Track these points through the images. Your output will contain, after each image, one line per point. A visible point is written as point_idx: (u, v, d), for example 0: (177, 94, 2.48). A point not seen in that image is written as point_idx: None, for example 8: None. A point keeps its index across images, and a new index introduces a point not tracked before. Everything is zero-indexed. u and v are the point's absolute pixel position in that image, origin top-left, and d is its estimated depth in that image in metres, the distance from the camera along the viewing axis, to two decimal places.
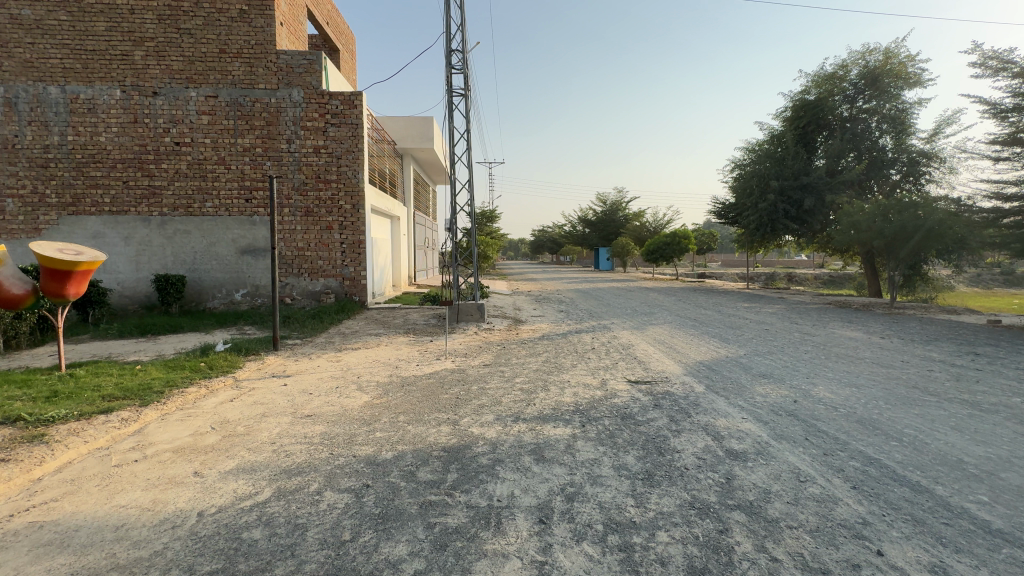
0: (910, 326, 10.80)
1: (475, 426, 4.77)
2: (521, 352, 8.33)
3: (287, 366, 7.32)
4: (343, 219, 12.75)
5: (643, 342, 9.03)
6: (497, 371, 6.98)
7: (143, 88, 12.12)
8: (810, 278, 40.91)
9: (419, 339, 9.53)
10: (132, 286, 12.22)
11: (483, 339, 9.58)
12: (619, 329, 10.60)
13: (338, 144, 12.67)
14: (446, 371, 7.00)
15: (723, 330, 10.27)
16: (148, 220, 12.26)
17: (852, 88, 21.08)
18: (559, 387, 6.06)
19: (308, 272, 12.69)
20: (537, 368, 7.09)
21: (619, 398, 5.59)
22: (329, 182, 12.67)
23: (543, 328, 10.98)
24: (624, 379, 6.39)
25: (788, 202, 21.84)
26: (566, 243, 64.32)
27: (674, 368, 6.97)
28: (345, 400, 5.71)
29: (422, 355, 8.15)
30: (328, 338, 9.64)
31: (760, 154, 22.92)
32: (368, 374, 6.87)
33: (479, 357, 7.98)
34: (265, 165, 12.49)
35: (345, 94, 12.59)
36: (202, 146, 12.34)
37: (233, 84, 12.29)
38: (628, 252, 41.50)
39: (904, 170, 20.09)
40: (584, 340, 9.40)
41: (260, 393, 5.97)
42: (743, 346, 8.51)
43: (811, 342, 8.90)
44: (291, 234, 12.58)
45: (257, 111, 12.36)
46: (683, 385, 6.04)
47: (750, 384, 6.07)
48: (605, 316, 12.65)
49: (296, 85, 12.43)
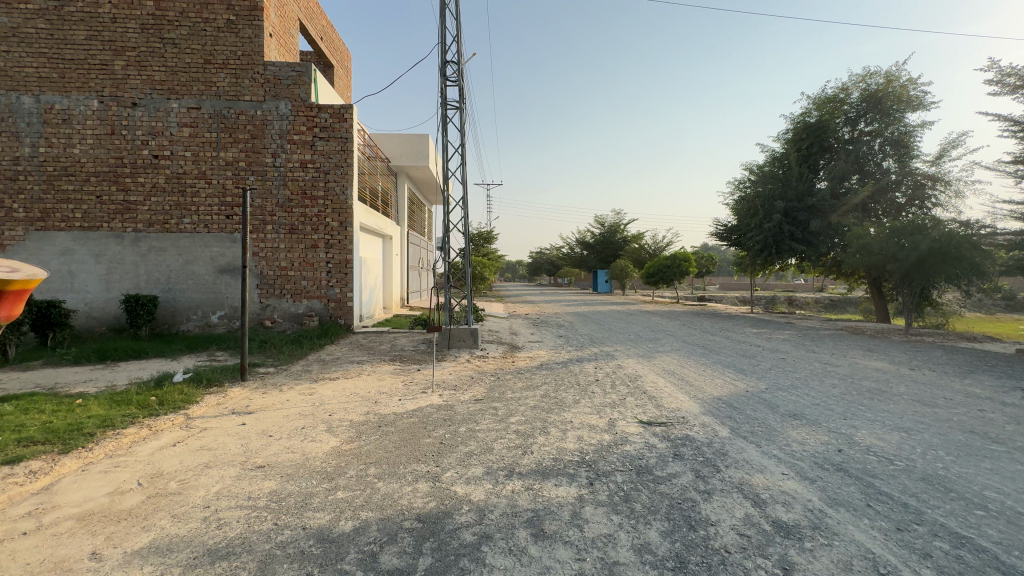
0: (936, 356, 10.01)
1: (459, 483, 3.92)
2: (517, 384, 7.50)
3: (251, 401, 6.47)
4: (329, 238, 12.04)
5: (651, 373, 8.20)
6: (489, 407, 6.14)
7: (122, 99, 11.55)
8: (812, 302, 40.31)
9: (405, 368, 8.68)
10: (100, 307, 11.38)
11: (475, 368, 8.74)
12: (623, 358, 9.77)
13: (326, 158, 12.04)
14: (431, 408, 6.14)
15: (736, 359, 9.46)
16: (121, 236, 11.52)
17: (853, 111, 20.79)
18: (560, 430, 5.22)
19: (290, 293, 11.90)
20: (535, 405, 6.24)
21: (630, 445, 4.76)
22: (315, 198, 11.99)
23: (541, 356, 10.14)
24: (635, 420, 5.55)
25: (792, 224, 21.33)
26: (564, 265, 63.79)
27: (690, 406, 6.15)
28: (309, 445, 4.86)
29: (407, 388, 7.31)
30: (305, 365, 8.78)
31: (763, 175, 22.49)
32: (342, 411, 6.03)
33: (470, 390, 7.13)
34: (248, 180, 11.81)
35: (335, 107, 12.04)
36: (181, 159, 11.70)
37: (217, 96, 11.73)
38: (627, 275, 40.91)
39: (910, 194, 19.73)
40: (587, 370, 8.57)
41: (209, 435, 5.11)
42: (763, 378, 7.69)
43: (836, 374, 8.07)
44: (274, 253, 11.84)
45: (241, 124, 11.78)
46: (703, 429, 5.22)
47: (782, 428, 5.24)
48: (607, 342, 11.83)
49: (283, 97, 11.88)
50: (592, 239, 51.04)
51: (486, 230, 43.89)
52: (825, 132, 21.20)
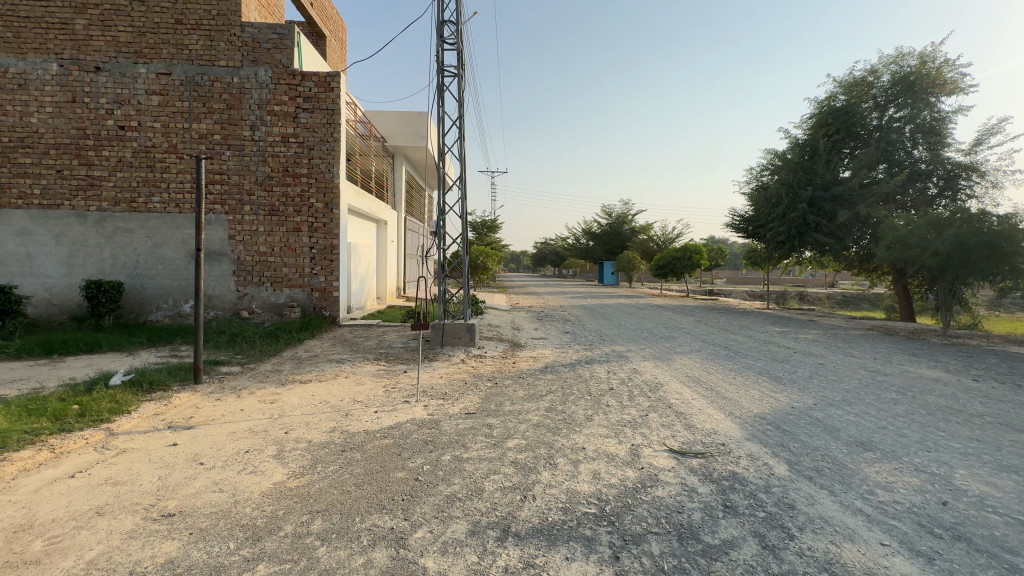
0: (994, 364, 8.80)
1: (431, 551, 2.81)
2: (516, 393, 6.34)
3: (197, 411, 5.37)
4: (313, 221, 10.90)
5: (673, 381, 7.03)
6: (482, 425, 5.02)
7: (84, 63, 10.37)
8: (825, 297, 38.96)
9: (389, 369, 7.54)
10: (61, 293, 10.33)
11: (470, 371, 7.63)
12: (638, 360, 8.61)
13: (310, 133, 10.87)
14: (411, 425, 5.02)
15: (766, 364, 8.32)
16: (83, 216, 10.42)
17: (883, 95, 19.30)
18: (570, 462, 4.08)
19: (270, 281, 10.81)
20: (539, 423, 5.11)
21: (664, 489, 3.62)
22: (298, 176, 10.84)
23: (546, 356, 8.99)
24: (665, 449, 4.41)
25: (817, 214, 19.96)
26: (569, 255, 62.36)
27: (730, 428, 4.98)
28: (247, 479, 3.75)
29: (387, 396, 6.20)
30: (276, 365, 7.68)
31: (786, 162, 21.04)
32: (302, 427, 4.94)
33: (460, 400, 6.00)
34: (224, 155, 10.64)
35: (321, 74, 10.83)
36: (150, 130, 10.56)
37: (190, 60, 10.55)
38: (635, 266, 39.54)
39: (942, 185, 18.50)
40: (599, 375, 7.41)
41: (123, 462, 4.02)
42: (807, 391, 6.53)
43: (891, 386, 6.90)
44: (252, 236, 10.72)
45: (216, 92, 10.59)
46: (753, 465, 4.07)
47: (854, 464, 4.08)
48: (618, 341, 10.67)
49: (262, 63, 10.67)
50: (599, 230, 49.57)
51: (490, 219, 42.48)
52: (853, 117, 19.70)
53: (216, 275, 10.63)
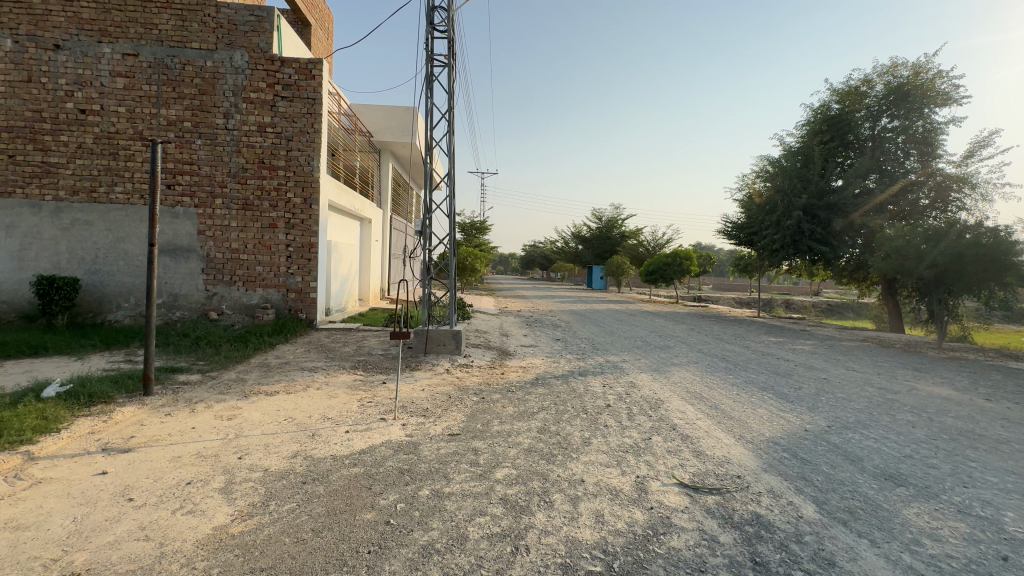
0: (1001, 381, 8.47)
1: None
2: (506, 411, 5.76)
3: (140, 429, 4.70)
4: (290, 216, 10.20)
5: (675, 397, 6.52)
6: (467, 451, 4.43)
7: (41, 39, 9.56)
8: (811, 305, 39.16)
9: (366, 380, 6.91)
10: (10, 289, 9.48)
11: (455, 383, 7.04)
12: (635, 373, 8.10)
13: (289, 122, 10.17)
14: (386, 449, 4.41)
15: (769, 379, 7.87)
16: (37, 206, 9.59)
17: (876, 105, 19.18)
18: (569, 500, 3.52)
19: (242, 281, 10.09)
20: (532, 448, 4.54)
21: (680, 538, 3.07)
22: (275, 169, 10.14)
23: (536, 366, 8.44)
24: (675, 482, 3.88)
25: (811, 222, 19.75)
26: (558, 259, 61.98)
27: (744, 456, 4.47)
28: (181, 522, 3.11)
29: (361, 411, 5.57)
30: (241, 373, 6.99)
31: (781, 169, 20.79)
32: (259, 451, 4.30)
33: (444, 418, 5.40)
34: (194, 144, 9.90)
35: (301, 60, 10.14)
36: (114, 115, 9.78)
37: (159, 41, 9.81)
38: (624, 271, 39.24)
39: (933, 196, 18.45)
40: (594, 389, 6.88)
41: (34, 497, 3.35)
42: (818, 411, 6.07)
43: (904, 406, 6.49)
44: (224, 232, 9.99)
45: (187, 76, 9.86)
46: (777, 505, 3.55)
47: (889, 505, 3.59)
48: (612, 350, 10.17)
49: (239, 46, 9.97)
50: (589, 234, 49.30)
51: (480, 221, 41.84)
52: (847, 126, 19.50)
53: (183, 272, 9.88)
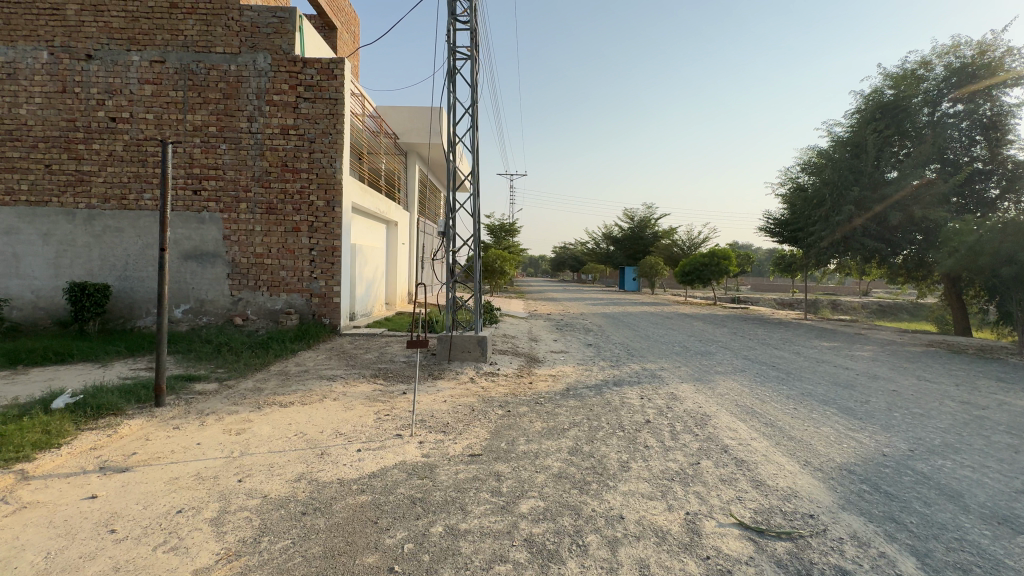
0: None
1: None
2: (533, 427, 5.23)
3: (143, 445, 4.42)
4: (314, 220, 10.00)
5: (722, 412, 5.83)
6: (489, 476, 3.94)
7: (75, 50, 9.72)
8: (859, 306, 36.96)
9: (385, 390, 6.52)
10: (47, 296, 9.65)
11: (479, 394, 6.56)
12: (675, 383, 7.41)
13: (311, 124, 9.98)
14: (399, 473, 3.96)
15: (829, 392, 7.03)
16: (72, 213, 9.73)
17: (936, 88, 17.59)
18: (605, 544, 2.97)
19: (266, 285, 9.96)
20: (562, 474, 3.99)
21: None
22: (298, 171, 9.97)
23: (567, 375, 7.88)
24: (734, 523, 3.25)
25: (863, 216, 18.34)
26: (588, 260, 60.88)
27: (814, 489, 3.79)
28: (159, 562, 2.72)
29: (377, 426, 5.16)
30: (259, 382, 6.73)
31: (829, 160, 19.38)
32: (261, 473, 3.92)
33: (464, 435, 4.91)
34: (219, 148, 9.84)
35: (323, 61, 9.95)
36: (143, 122, 9.84)
37: (185, 46, 9.81)
38: (658, 272, 37.91)
39: (1004, 185, 16.79)
40: (631, 402, 6.26)
41: (12, 526, 3.05)
42: (894, 431, 5.26)
43: (998, 425, 5.57)
44: (248, 237, 9.90)
45: (212, 80, 9.82)
46: (866, 558, 2.87)
47: (1013, 561, 2.85)
48: (648, 357, 9.47)
49: (261, 49, 9.87)
50: (620, 234, 48.13)
51: (508, 222, 41.36)
52: (904, 112, 18.00)
53: (209, 278, 9.84)
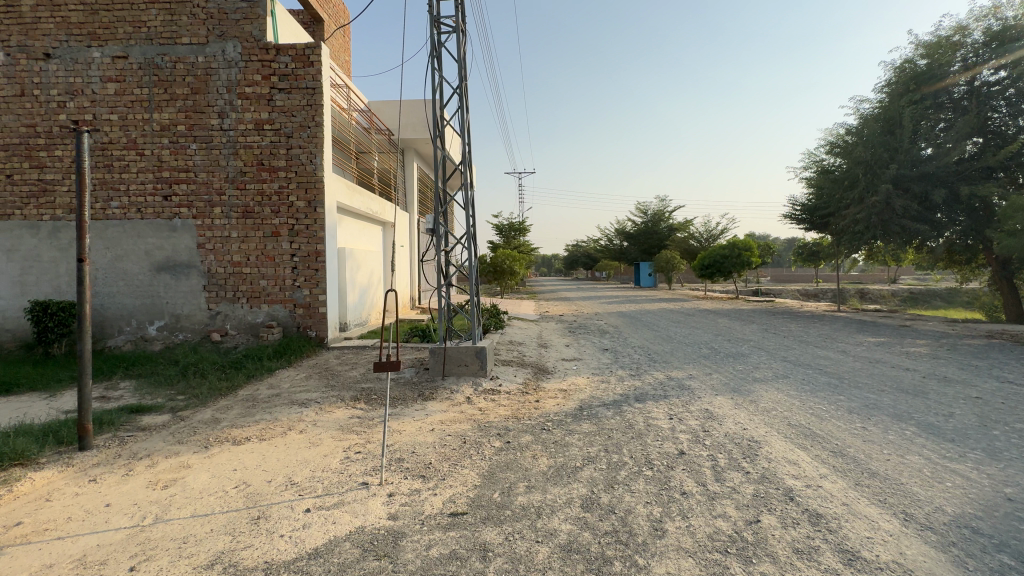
0: None
1: None
2: (537, 466, 4.13)
3: (36, 511, 3.46)
4: (294, 222, 9.08)
5: (774, 436, 4.68)
6: (471, 552, 2.87)
7: (32, 49, 8.95)
8: (889, 294, 34.99)
9: (364, 418, 5.51)
10: (12, 318, 8.87)
11: (475, 419, 5.50)
12: (709, 396, 6.24)
13: (288, 117, 9.06)
14: (352, 548, 2.93)
15: (900, 403, 5.79)
16: (36, 227, 8.96)
17: (975, 55, 15.81)
18: None
19: (246, 297, 9.07)
20: (574, 546, 2.91)
21: None
22: (275, 170, 9.05)
23: (579, 389, 6.77)
24: None
25: (904, 197, 16.69)
26: (601, 257, 59.34)
27: (934, 565, 2.65)
28: None
29: (341, 470, 4.12)
30: (220, 411, 5.78)
31: (860, 138, 17.82)
32: (166, 555, 2.92)
33: (448, 483, 3.84)
34: (190, 148, 8.98)
35: (298, 46, 9.02)
36: (107, 124, 8.99)
37: (149, 39, 8.97)
38: (674, 267, 36.27)
39: None
40: (658, 426, 5.11)
41: None
42: (1007, 460, 4.04)
43: None
44: (224, 244, 9.02)
45: (179, 74, 8.97)
46: None
47: None
48: (672, 363, 8.29)
49: (230, 37, 8.98)
50: (633, 229, 46.55)
51: (517, 221, 40.15)
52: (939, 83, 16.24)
53: (183, 290, 8.98)
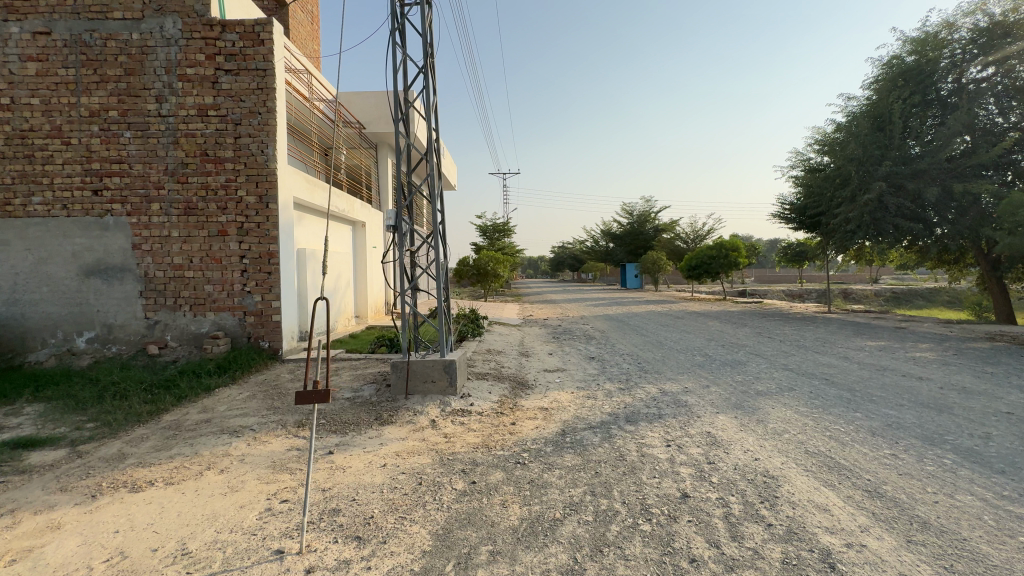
0: None
1: None
2: (506, 520, 3.26)
3: None
4: (243, 220, 8.11)
5: (793, 470, 3.89)
6: None
7: None
8: (873, 294, 34.90)
9: (304, 450, 4.60)
10: None
11: (436, 448, 4.64)
12: (709, 415, 5.46)
13: (235, 102, 8.10)
14: None
15: (926, 422, 5.07)
16: None
17: (964, 51, 15.26)
18: None
19: (189, 303, 8.07)
20: None
21: None
22: (221, 161, 8.07)
23: (561, 407, 5.95)
24: None
25: (895, 195, 16.24)
26: (587, 259, 58.69)
27: None
28: None
29: (254, 531, 3.20)
30: (133, 443, 4.82)
31: (849, 135, 17.39)
32: None
33: (389, 549, 2.96)
34: (123, 137, 7.96)
35: (246, 23, 8.06)
36: (26, 109, 7.89)
37: (75, 13, 7.92)
38: (661, 268, 35.59)
39: None
40: (653, 457, 4.30)
41: None
42: None
43: None
44: (164, 245, 8.00)
45: (112, 53, 7.94)
46: None
47: None
48: (665, 374, 7.50)
49: (169, 11, 8.00)
50: (619, 230, 45.98)
51: (502, 222, 39.21)
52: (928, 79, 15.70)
53: (117, 297, 7.94)
